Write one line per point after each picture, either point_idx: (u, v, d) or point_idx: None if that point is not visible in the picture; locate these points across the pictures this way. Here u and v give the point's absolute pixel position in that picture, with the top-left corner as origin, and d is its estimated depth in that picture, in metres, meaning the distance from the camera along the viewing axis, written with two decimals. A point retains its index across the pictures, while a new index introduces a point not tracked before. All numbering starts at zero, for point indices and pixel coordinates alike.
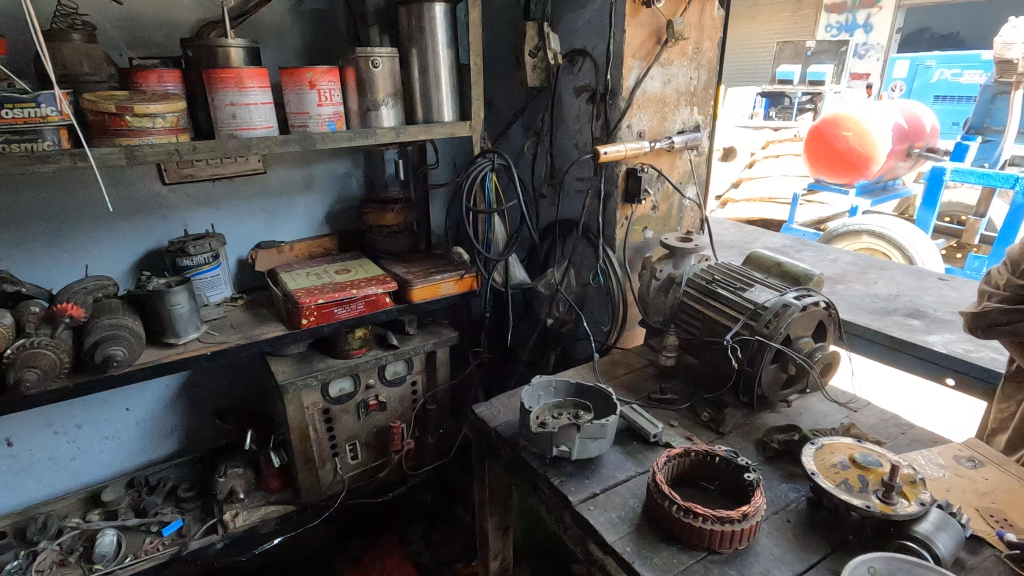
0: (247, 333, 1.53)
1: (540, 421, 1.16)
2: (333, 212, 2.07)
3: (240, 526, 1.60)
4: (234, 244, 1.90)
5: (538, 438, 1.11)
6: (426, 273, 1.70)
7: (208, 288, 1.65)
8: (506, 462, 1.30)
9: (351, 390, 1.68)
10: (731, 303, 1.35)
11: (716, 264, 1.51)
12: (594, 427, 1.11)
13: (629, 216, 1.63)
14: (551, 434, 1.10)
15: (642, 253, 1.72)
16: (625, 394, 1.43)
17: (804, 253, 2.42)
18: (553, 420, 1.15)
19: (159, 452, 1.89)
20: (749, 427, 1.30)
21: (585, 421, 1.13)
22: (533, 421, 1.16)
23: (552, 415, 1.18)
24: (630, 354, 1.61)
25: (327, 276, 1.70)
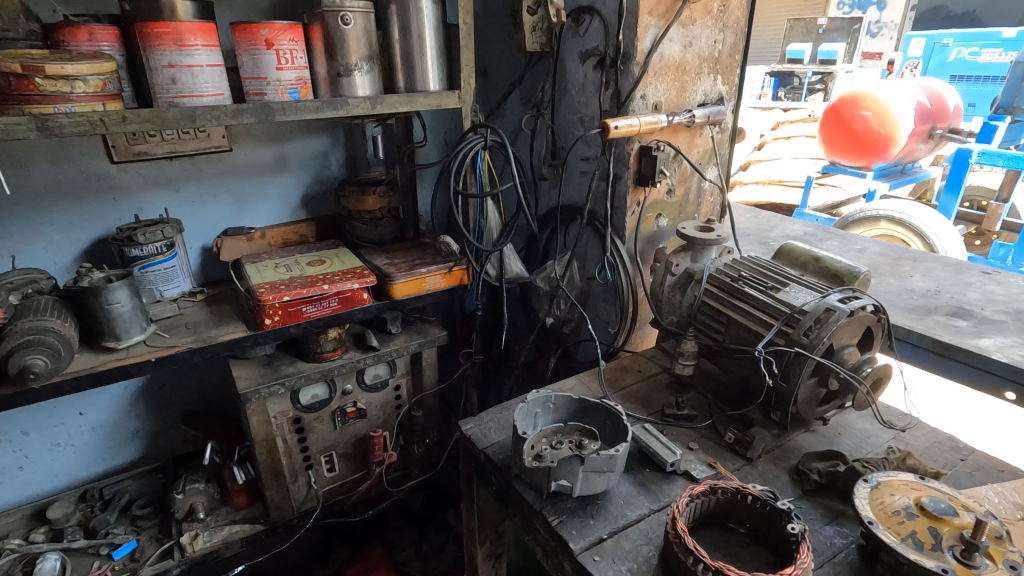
0: (203, 334, 1.33)
1: (537, 451, 0.98)
2: (310, 195, 1.86)
3: (200, 550, 1.43)
4: (198, 231, 1.71)
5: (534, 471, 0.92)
6: (410, 266, 1.50)
7: (162, 282, 1.45)
8: (496, 491, 1.11)
9: (326, 396, 1.50)
10: (761, 306, 1.16)
11: (742, 258, 1.32)
12: (600, 456, 0.91)
13: (640, 201, 1.42)
14: (549, 468, 0.91)
15: (655, 244, 1.52)
16: (636, 408, 1.24)
17: (828, 242, 2.21)
18: (553, 450, 0.97)
19: (118, 460, 1.71)
20: (781, 451, 1.11)
21: (589, 451, 0.94)
22: (529, 453, 0.97)
23: (553, 444, 1.00)
24: (640, 359, 1.42)
25: (298, 268, 1.51)
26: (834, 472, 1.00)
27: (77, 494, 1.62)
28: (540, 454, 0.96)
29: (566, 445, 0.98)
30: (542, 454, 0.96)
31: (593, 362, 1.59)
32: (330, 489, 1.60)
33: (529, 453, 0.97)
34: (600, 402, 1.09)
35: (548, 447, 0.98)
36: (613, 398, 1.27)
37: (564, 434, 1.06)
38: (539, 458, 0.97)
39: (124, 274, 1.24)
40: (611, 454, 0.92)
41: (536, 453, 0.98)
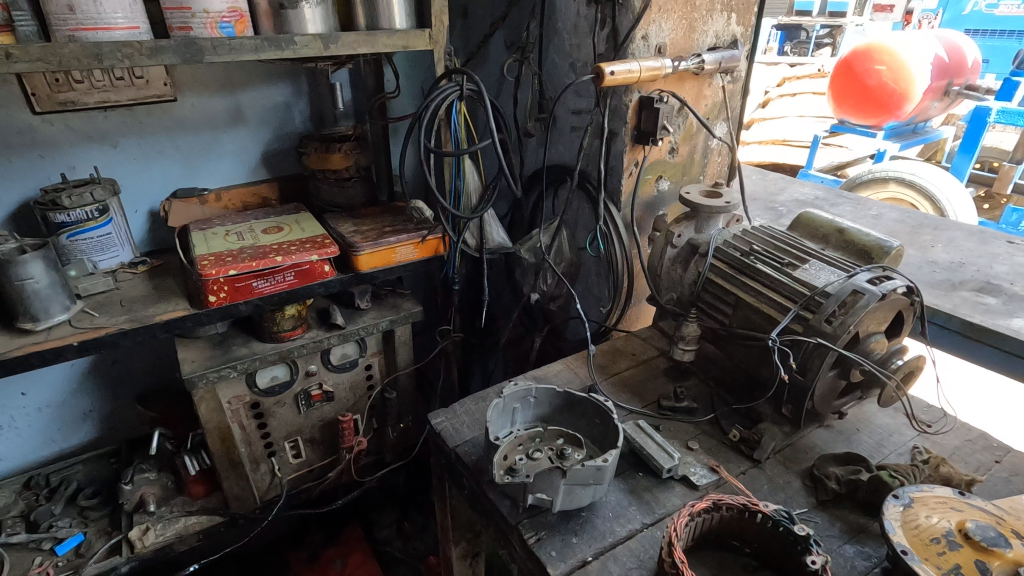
0: (139, 313, 1.17)
1: (510, 462, 0.83)
2: (271, 152, 1.67)
3: (151, 545, 1.31)
4: (143, 193, 1.52)
5: (507, 484, 0.79)
6: (378, 234, 1.33)
7: (95, 251, 1.27)
8: (469, 495, 0.98)
9: (287, 378, 1.36)
10: (776, 286, 1.00)
11: (753, 228, 1.15)
12: (584, 466, 0.78)
13: (639, 161, 1.24)
14: (525, 482, 0.77)
15: (654, 210, 1.35)
16: (628, 398, 1.11)
17: (840, 207, 2.04)
18: (529, 461, 0.83)
19: (67, 444, 1.57)
20: (793, 452, 0.98)
21: (572, 461, 0.80)
22: (501, 465, 0.83)
23: (530, 450, 0.86)
24: (634, 341, 1.28)
25: (252, 236, 1.33)
26: (856, 482, 0.86)
27: (22, 481, 1.49)
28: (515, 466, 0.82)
29: (545, 453, 0.84)
30: (517, 465, 0.82)
31: (582, 341, 1.45)
32: (296, 476, 1.48)
33: (501, 466, 0.83)
34: (588, 396, 0.95)
35: (524, 456, 0.84)
36: (603, 387, 1.13)
37: (545, 436, 0.91)
38: (513, 468, 0.82)
39: (40, 244, 1.07)
40: (598, 464, 0.78)
41: (509, 465, 0.83)
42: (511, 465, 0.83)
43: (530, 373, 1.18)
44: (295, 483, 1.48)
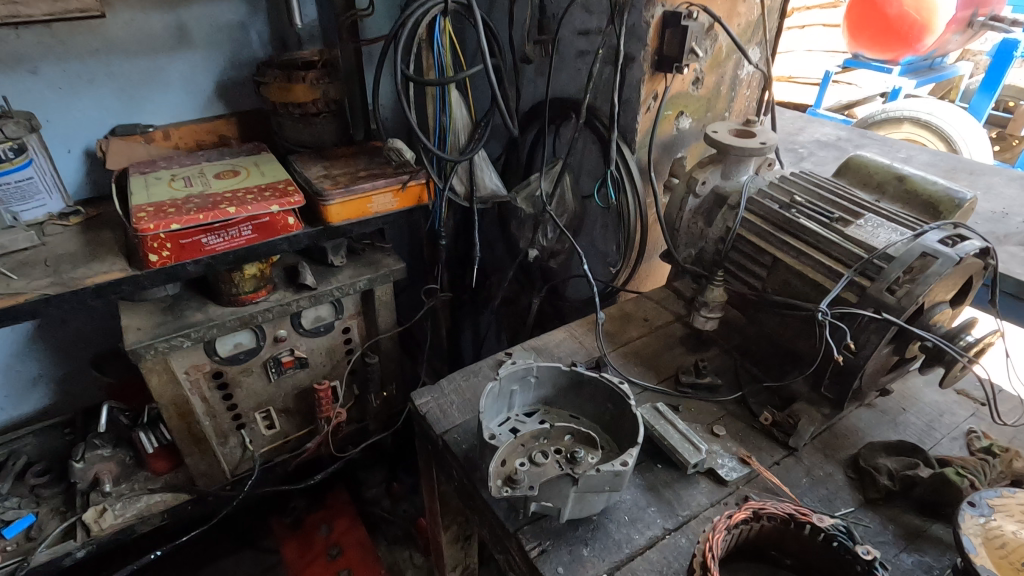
0: (66, 275, 0.99)
1: (510, 468, 0.67)
2: (226, 82, 1.44)
3: (110, 527, 1.18)
4: (75, 129, 1.30)
5: (505, 494, 0.65)
6: (351, 179, 1.14)
7: (15, 200, 1.06)
8: (460, 488, 0.85)
9: (253, 345, 1.20)
10: (825, 246, 0.83)
11: (792, 174, 0.98)
12: (601, 471, 0.64)
13: (658, 93, 1.05)
14: (526, 493, 0.64)
15: (672, 152, 1.16)
16: (642, 373, 0.96)
17: (866, 149, 1.86)
18: (531, 466, 0.68)
19: (16, 414, 1.42)
20: (832, 438, 0.85)
21: (583, 464, 0.66)
22: (498, 472, 0.67)
23: (531, 448, 0.70)
24: (646, 304, 1.13)
25: (202, 182, 1.14)
26: (913, 478, 0.74)
27: None
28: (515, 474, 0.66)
29: (548, 452, 0.69)
30: (517, 472, 0.66)
31: (586, 302, 1.29)
32: (270, 448, 1.35)
33: (498, 475, 0.67)
34: (599, 376, 0.80)
35: (525, 457, 0.69)
36: (613, 360, 0.98)
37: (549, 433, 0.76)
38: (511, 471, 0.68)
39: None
40: (617, 467, 0.64)
41: (507, 471, 0.67)
42: (510, 471, 0.67)
43: (528, 342, 1.03)
44: (270, 455, 1.36)
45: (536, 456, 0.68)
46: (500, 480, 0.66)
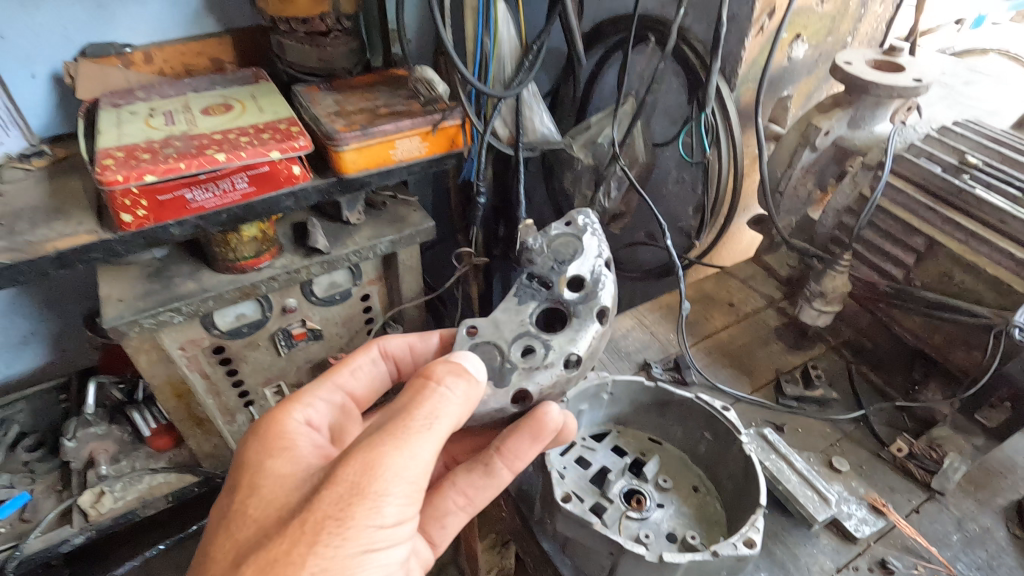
0: (21, 237, 0.80)
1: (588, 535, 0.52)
2: None
3: (110, 512, 1.05)
4: (39, 48, 1.06)
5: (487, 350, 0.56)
6: (370, 120, 0.92)
7: None
8: (506, 517, 0.69)
9: (257, 316, 1.02)
10: (1015, 229, 0.61)
11: (955, 124, 0.73)
12: (586, 250, 0.59)
13: (776, 8, 0.77)
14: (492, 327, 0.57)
15: (779, 91, 0.90)
16: (732, 378, 0.77)
17: None
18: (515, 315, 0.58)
19: (10, 372, 1.22)
20: (986, 476, 0.66)
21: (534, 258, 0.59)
22: (536, 385, 0.54)
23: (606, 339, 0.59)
24: (731, 283, 0.92)
25: (186, 118, 0.92)
26: None
27: None
28: (511, 371, 0.55)
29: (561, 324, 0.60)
30: (512, 362, 0.55)
31: (649, 273, 1.09)
32: None
33: (544, 384, 0.55)
34: (696, 399, 0.61)
35: (494, 351, 0.56)
36: (697, 359, 0.79)
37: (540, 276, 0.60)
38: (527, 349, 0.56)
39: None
40: (585, 225, 0.60)
41: (586, 361, 0.56)
42: (575, 350, 0.55)
43: None
44: None
45: (596, 326, 0.57)
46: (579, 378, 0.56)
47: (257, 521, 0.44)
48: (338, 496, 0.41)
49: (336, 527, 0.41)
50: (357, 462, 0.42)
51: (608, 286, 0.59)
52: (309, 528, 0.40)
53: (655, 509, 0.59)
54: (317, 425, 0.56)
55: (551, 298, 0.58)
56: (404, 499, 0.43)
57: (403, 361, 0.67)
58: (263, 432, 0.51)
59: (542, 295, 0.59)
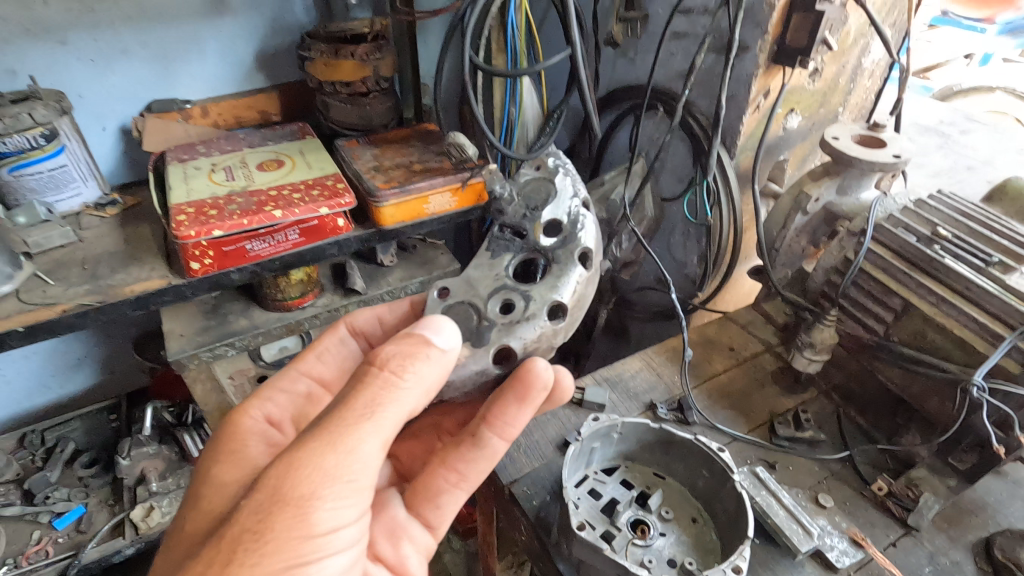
0: (103, 281, 0.91)
1: (599, 558, 0.61)
2: (264, 52, 1.30)
3: (159, 526, 1.15)
4: (110, 105, 1.19)
5: (463, 304, 0.62)
6: (407, 176, 1.03)
7: (47, 189, 1.01)
8: (525, 540, 0.77)
9: (299, 349, 1.13)
10: (978, 295, 0.69)
11: (931, 197, 0.82)
12: (560, 193, 0.67)
13: (771, 90, 0.87)
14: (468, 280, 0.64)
15: (775, 156, 1.00)
16: (730, 418, 0.86)
17: (975, 137, 1.62)
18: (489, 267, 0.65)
19: (67, 389, 1.37)
20: (958, 515, 0.74)
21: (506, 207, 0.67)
22: (519, 341, 0.60)
23: (589, 284, 0.65)
24: (731, 328, 1.01)
25: (244, 174, 1.03)
26: None
27: (16, 438, 1.30)
28: (490, 329, 0.60)
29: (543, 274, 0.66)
30: (489, 320, 0.61)
31: (657, 314, 1.18)
32: None
33: (528, 338, 0.60)
34: (695, 440, 0.70)
35: (471, 310, 0.62)
36: (698, 400, 0.88)
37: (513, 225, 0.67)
38: (502, 300, 0.62)
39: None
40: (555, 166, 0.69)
41: (570, 307, 0.62)
42: (557, 297, 0.61)
43: (600, 372, 0.93)
44: None
45: (578, 268, 0.63)
46: (563, 325, 0.62)
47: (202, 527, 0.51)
48: (256, 509, 0.45)
49: (253, 541, 0.44)
50: (270, 474, 0.46)
51: (585, 226, 0.66)
52: (226, 546, 0.44)
53: (657, 537, 0.67)
54: (278, 419, 0.67)
55: (525, 246, 0.65)
56: (328, 499, 0.47)
57: (372, 332, 0.77)
58: (217, 442, 0.60)
59: (518, 244, 0.66)
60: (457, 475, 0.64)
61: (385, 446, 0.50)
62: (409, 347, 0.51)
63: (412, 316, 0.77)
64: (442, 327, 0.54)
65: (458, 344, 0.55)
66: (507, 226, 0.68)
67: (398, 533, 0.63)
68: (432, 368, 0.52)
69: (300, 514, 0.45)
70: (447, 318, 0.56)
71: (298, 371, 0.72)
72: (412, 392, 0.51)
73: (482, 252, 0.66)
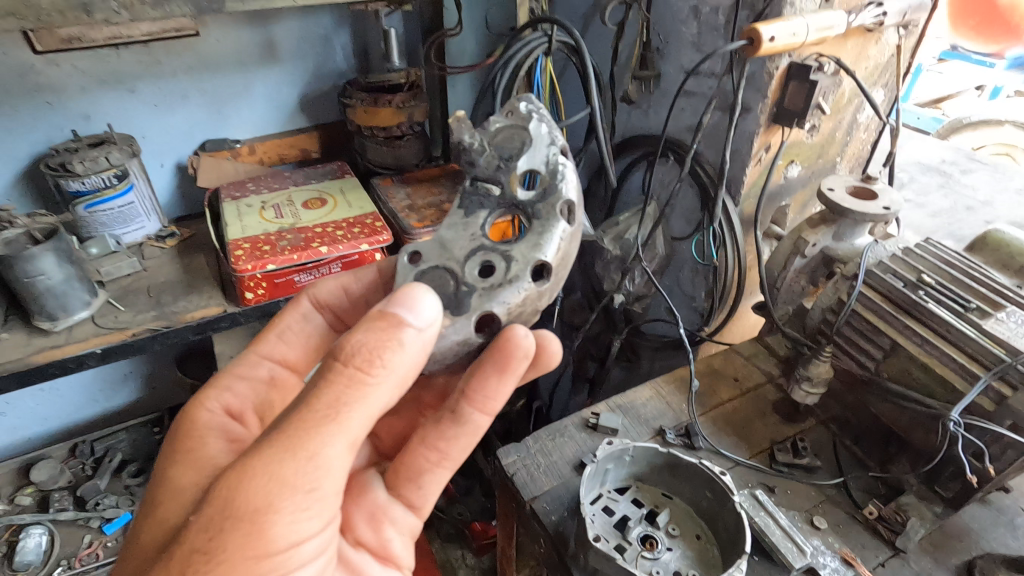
0: (167, 308, 1.01)
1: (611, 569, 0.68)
2: (307, 96, 1.41)
3: None
4: (167, 145, 1.31)
5: (440, 268, 0.60)
6: (439, 215, 1.13)
7: (115, 223, 1.12)
8: (544, 552, 0.85)
9: None
10: (957, 337, 0.77)
11: (918, 245, 0.90)
12: (536, 141, 0.62)
13: (771, 145, 0.96)
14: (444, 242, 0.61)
15: (777, 202, 1.08)
16: (733, 445, 0.93)
17: (975, 177, 1.69)
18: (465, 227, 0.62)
19: (113, 403, 1.47)
20: (943, 539, 0.81)
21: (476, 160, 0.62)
22: (502, 306, 0.58)
23: (575, 238, 0.62)
24: (736, 360, 1.08)
25: (291, 211, 1.14)
26: None
27: (69, 447, 1.40)
28: (469, 295, 0.58)
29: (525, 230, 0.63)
30: (467, 286, 0.59)
31: (667, 344, 1.26)
32: None
33: (511, 303, 0.58)
34: (699, 464, 0.78)
35: (448, 276, 0.60)
36: (704, 426, 0.96)
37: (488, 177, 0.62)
38: (482, 260, 0.60)
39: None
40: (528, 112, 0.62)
41: (555, 267, 0.59)
42: (541, 257, 0.58)
43: (614, 398, 1.01)
44: None
45: (562, 223, 0.60)
46: (549, 286, 0.59)
47: (162, 532, 0.56)
48: (206, 527, 0.48)
49: (203, 561, 0.47)
50: (222, 489, 0.48)
51: (566, 175, 0.62)
52: (176, 562, 0.48)
53: (664, 551, 0.75)
54: (238, 409, 0.70)
55: (503, 202, 0.62)
56: (284, 510, 0.49)
57: (336, 302, 0.77)
58: (177, 437, 0.64)
59: (495, 199, 0.63)
60: (439, 454, 0.66)
61: (351, 448, 0.51)
62: (378, 339, 0.50)
63: (378, 284, 0.77)
64: (419, 304, 0.52)
65: (437, 320, 0.53)
66: (480, 180, 0.63)
67: (380, 518, 0.66)
68: (404, 357, 0.51)
69: (251, 529, 0.48)
70: (427, 289, 0.54)
71: (259, 356, 0.74)
72: (381, 388, 0.50)
73: (455, 211, 0.63)
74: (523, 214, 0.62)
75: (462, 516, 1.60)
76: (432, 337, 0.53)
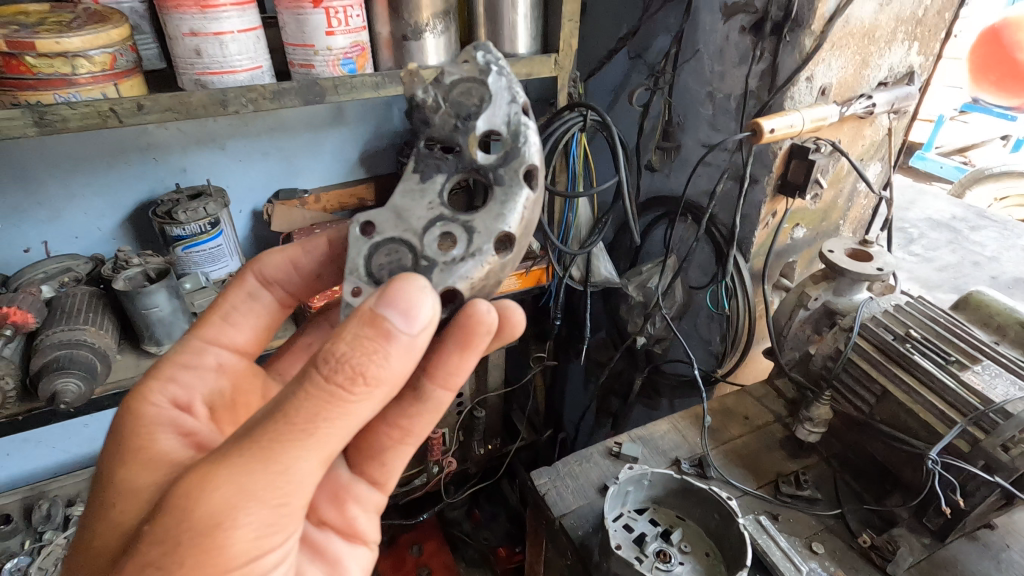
0: None
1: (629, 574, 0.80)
2: (366, 152, 1.61)
3: None
4: (247, 194, 1.50)
5: (391, 240, 0.59)
6: None
7: (207, 262, 1.30)
8: (572, 564, 0.97)
9: None
10: (939, 387, 0.88)
11: (910, 302, 1.01)
12: (496, 97, 0.59)
13: (777, 211, 1.10)
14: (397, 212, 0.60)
15: (784, 258, 1.22)
16: (743, 476, 1.04)
17: (983, 233, 1.79)
18: (419, 193, 0.61)
19: None
20: (932, 568, 0.90)
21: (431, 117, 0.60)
22: (463, 280, 0.57)
23: (539, 204, 0.60)
24: (747, 400, 1.20)
25: None
26: None
27: None
28: (431, 268, 0.58)
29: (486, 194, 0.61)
30: (427, 260, 0.58)
31: (684, 383, 1.38)
32: None
33: (474, 277, 0.58)
34: (709, 490, 0.89)
35: (404, 248, 0.59)
36: (715, 458, 1.07)
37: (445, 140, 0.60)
38: (442, 231, 0.59)
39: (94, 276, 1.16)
40: (485, 62, 0.60)
41: (518, 238, 0.58)
42: (504, 227, 0.57)
43: (635, 430, 1.13)
44: None
45: (526, 190, 0.58)
46: (511, 257, 0.59)
47: (116, 535, 0.56)
48: (161, 540, 0.48)
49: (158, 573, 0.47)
50: (182, 502, 0.48)
51: (528, 137, 0.59)
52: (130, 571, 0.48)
53: (677, 564, 0.86)
54: (185, 400, 0.70)
55: (461, 165, 0.60)
56: (247, 523, 0.49)
57: (284, 275, 0.80)
58: (125, 434, 0.63)
59: (451, 163, 0.61)
60: (401, 432, 0.70)
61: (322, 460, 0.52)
62: (364, 353, 0.49)
63: (323, 257, 0.79)
64: (418, 307, 0.50)
65: (434, 320, 0.51)
66: (435, 140, 0.61)
67: (344, 497, 0.73)
68: (392, 367, 0.50)
69: (208, 541, 0.48)
70: (427, 286, 0.51)
71: (205, 342, 0.77)
72: (364, 404, 0.50)
73: (410, 175, 0.62)
74: (483, 177, 0.60)
75: (490, 539, 1.70)
76: (427, 339, 0.51)
